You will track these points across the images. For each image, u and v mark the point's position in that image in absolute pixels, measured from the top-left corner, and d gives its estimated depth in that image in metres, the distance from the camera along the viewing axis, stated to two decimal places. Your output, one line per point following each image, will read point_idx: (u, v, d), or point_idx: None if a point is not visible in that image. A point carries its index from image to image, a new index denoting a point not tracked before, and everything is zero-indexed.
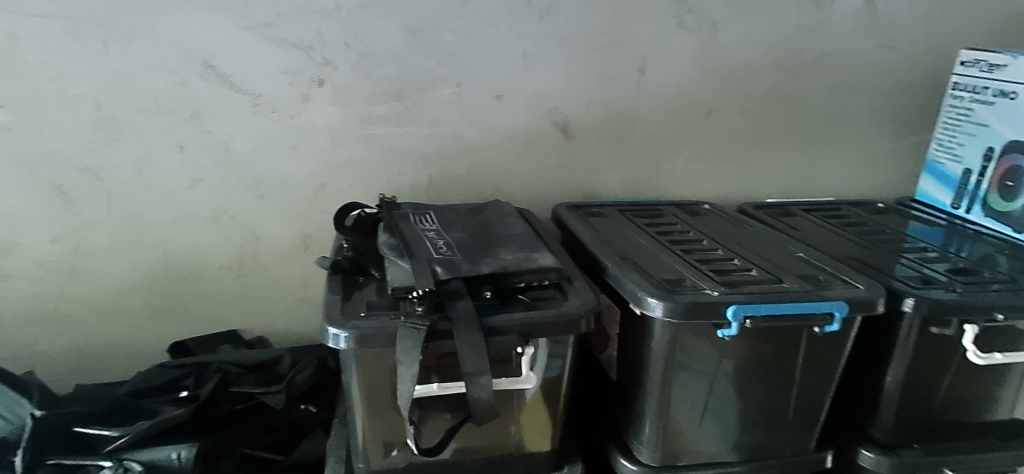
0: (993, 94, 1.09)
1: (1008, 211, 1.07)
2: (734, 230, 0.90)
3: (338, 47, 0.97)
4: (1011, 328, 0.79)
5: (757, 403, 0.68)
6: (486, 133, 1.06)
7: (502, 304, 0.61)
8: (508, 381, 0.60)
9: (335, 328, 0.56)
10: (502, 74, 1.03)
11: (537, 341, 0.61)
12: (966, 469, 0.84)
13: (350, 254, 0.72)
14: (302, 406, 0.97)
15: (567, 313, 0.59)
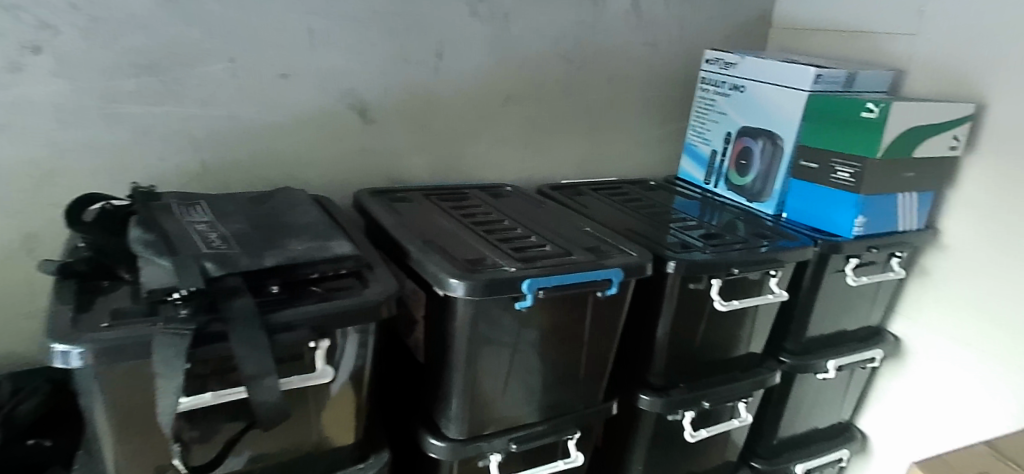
0: (729, 88, 1.32)
1: (743, 184, 1.31)
2: (531, 209, 0.96)
3: (61, 8, 0.80)
4: (746, 278, 0.97)
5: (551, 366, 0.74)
6: (270, 115, 0.98)
7: (293, 298, 0.57)
8: (301, 378, 0.57)
9: (63, 344, 0.47)
10: (284, 51, 0.95)
11: (334, 333, 0.58)
12: (717, 399, 1.02)
13: (87, 253, 0.61)
14: (30, 441, 0.79)
15: (366, 300, 0.57)
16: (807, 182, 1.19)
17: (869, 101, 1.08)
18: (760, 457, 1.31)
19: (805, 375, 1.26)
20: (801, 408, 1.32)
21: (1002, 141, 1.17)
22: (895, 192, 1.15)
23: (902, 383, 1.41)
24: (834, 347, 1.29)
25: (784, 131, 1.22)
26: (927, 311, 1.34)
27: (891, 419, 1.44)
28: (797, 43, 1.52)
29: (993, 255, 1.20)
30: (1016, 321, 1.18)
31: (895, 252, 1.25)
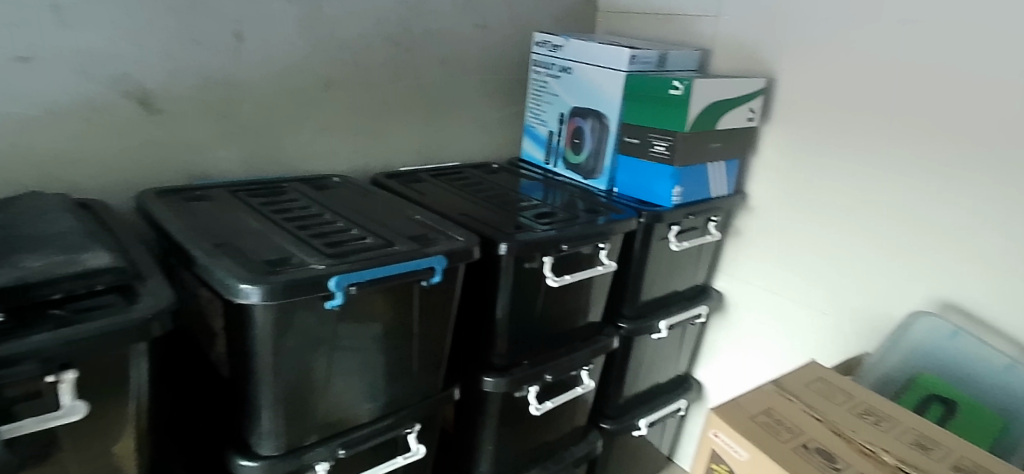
0: (559, 70, 1.37)
1: (578, 163, 1.37)
2: (359, 200, 0.92)
3: None
4: (580, 253, 1.04)
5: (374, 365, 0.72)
6: (14, 106, 0.81)
7: (25, 326, 0.50)
8: (36, 420, 0.50)
9: None
10: (25, 29, 0.79)
11: (78, 363, 0.52)
12: (559, 370, 1.07)
13: None
14: None
15: (125, 320, 0.52)
16: (631, 156, 1.27)
17: (673, 78, 1.17)
18: (609, 418, 1.41)
19: (642, 337, 1.36)
20: (642, 368, 1.43)
21: (789, 111, 1.34)
22: (704, 162, 1.26)
23: (726, 333, 1.58)
24: (665, 308, 1.40)
25: (609, 111, 1.29)
26: (741, 266, 1.51)
27: (719, 366, 1.61)
28: (622, 25, 1.62)
29: (786, 213, 1.39)
30: (807, 268, 1.37)
31: (712, 217, 1.38)
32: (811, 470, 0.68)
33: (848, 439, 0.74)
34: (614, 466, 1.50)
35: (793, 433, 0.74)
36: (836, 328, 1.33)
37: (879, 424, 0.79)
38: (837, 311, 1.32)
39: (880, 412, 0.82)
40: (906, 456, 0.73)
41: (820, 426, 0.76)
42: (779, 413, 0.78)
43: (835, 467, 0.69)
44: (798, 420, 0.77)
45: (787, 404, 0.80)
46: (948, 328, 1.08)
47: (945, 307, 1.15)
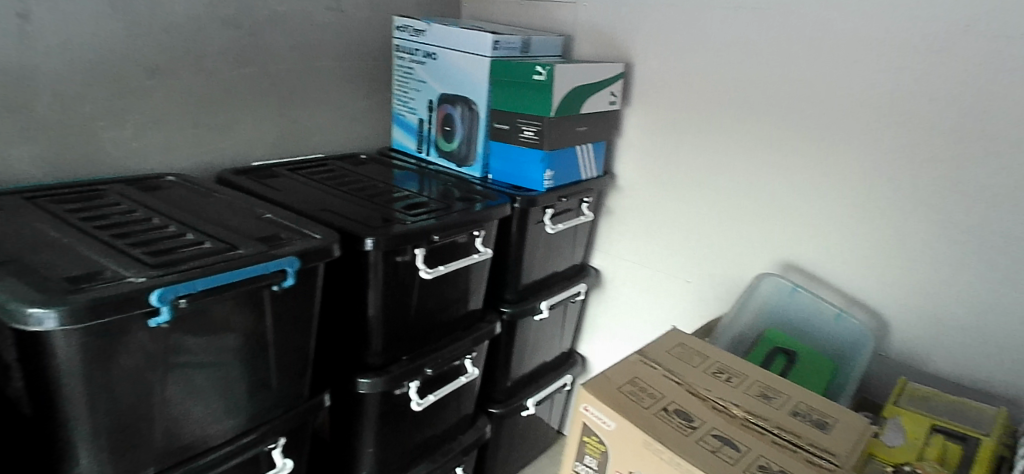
0: (422, 55, 1.34)
1: (452, 150, 1.35)
2: (202, 202, 0.84)
3: None
4: (454, 243, 1.02)
5: (225, 386, 0.71)
6: None
7: None
8: None
9: None
10: None
11: None
12: (440, 362, 1.05)
13: None
14: None
15: None
16: (502, 142, 1.27)
17: (536, 64, 1.18)
18: (497, 403, 1.42)
19: (525, 320, 1.37)
20: (526, 350, 1.45)
21: (647, 93, 1.41)
22: (573, 145, 1.29)
23: (604, 308, 1.65)
24: (546, 289, 1.43)
25: (477, 97, 1.28)
26: (614, 244, 1.58)
27: (601, 340, 1.68)
28: (487, 11, 1.62)
29: (651, 190, 1.47)
30: (672, 241, 1.46)
31: (584, 198, 1.43)
32: (672, 431, 0.72)
33: (703, 398, 0.81)
34: (505, 447, 1.51)
35: (656, 398, 0.79)
36: (700, 295, 1.44)
37: (729, 380, 0.86)
38: (700, 279, 1.43)
39: (730, 370, 0.89)
40: (751, 407, 0.80)
41: (680, 388, 0.82)
42: (643, 380, 0.82)
43: (691, 426, 0.74)
44: (660, 385, 0.82)
45: (651, 372, 0.85)
46: (788, 285, 1.21)
47: (788, 268, 1.29)
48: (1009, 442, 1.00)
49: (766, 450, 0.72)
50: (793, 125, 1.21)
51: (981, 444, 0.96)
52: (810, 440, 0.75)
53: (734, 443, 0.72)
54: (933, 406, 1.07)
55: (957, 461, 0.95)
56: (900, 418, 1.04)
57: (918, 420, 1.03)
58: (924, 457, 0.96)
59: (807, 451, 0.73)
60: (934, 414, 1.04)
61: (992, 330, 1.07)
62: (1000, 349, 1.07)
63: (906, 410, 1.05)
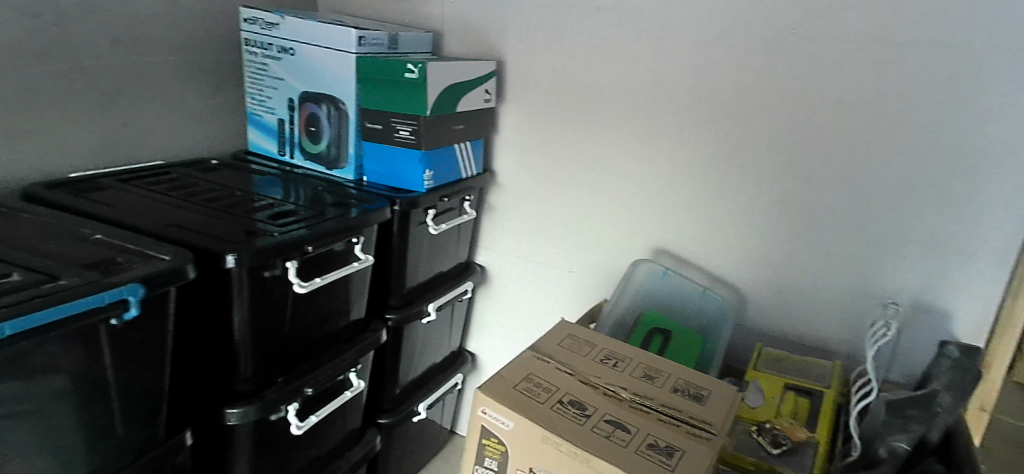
0: (277, 50, 1.25)
1: (319, 152, 1.27)
2: (8, 227, 0.71)
3: None
4: (331, 251, 0.96)
5: (55, 433, 0.60)
6: None
7: None
8: None
9: None
10: None
11: None
12: (322, 380, 0.99)
13: None
14: None
15: None
16: (377, 143, 1.21)
17: (407, 61, 1.14)
18: (386, 412, 1.36)
19: (412, 324, 1.33)
20: (414, 355, 1.40)
21: (520, 90, 1.43)
22: (451, 143, 1.27)
23: (491, 304, 1.65)
24: (432, 290, 1.39)
25: (344, 95, 1.21)
26: (497, 239, 1.58)
27: (490, 336, 1.68)
28: (347, 5, 1.54)
29: (530, 185, 1.49)
30: (553, 233, 1.50)
31: (466, 196, 1.41)
32: (568, 422, 0.73)
33: (594, 385, 0.83)
34: (397, 456, 1.46)
35: (551, 391, 0.79)
36: (583, 283, 1.49)
37: (616, 365, 0.90)
38: (581, 268, 1.48)
39: (617, 355, 0.93)
40: (637, 389, 0.84)
41: (572, 379, 0.83)
42: (537, 376, 0.83)
43: (586, 415, 0.76)
44: (554, 379, 0.83)
45: (544, 366, 0.85)
46: (659, 270, 1.30)
47: (660, 253, 1.38)
48: (844, 391, 1.15)
49: (654, 428, 0.76)
50: (656, 119, 1.30)
51: (823, 396, 1.10)
52: (691, 413, 0.81)
53: (626, 426, 0.75)
54: (784, 366, 1.20)
55: (805, 413, 1.08)
56: (759, 381, 1.16)
57: (774, 380, 1.15)
58: (780, 413, 1.08)
59: (690, 424, 0.78)
60: (785, 373, 1.17)
61: (827, 295, 1.23)
62: (835, 310, 1.23)
63: (763, 373, 1.17)
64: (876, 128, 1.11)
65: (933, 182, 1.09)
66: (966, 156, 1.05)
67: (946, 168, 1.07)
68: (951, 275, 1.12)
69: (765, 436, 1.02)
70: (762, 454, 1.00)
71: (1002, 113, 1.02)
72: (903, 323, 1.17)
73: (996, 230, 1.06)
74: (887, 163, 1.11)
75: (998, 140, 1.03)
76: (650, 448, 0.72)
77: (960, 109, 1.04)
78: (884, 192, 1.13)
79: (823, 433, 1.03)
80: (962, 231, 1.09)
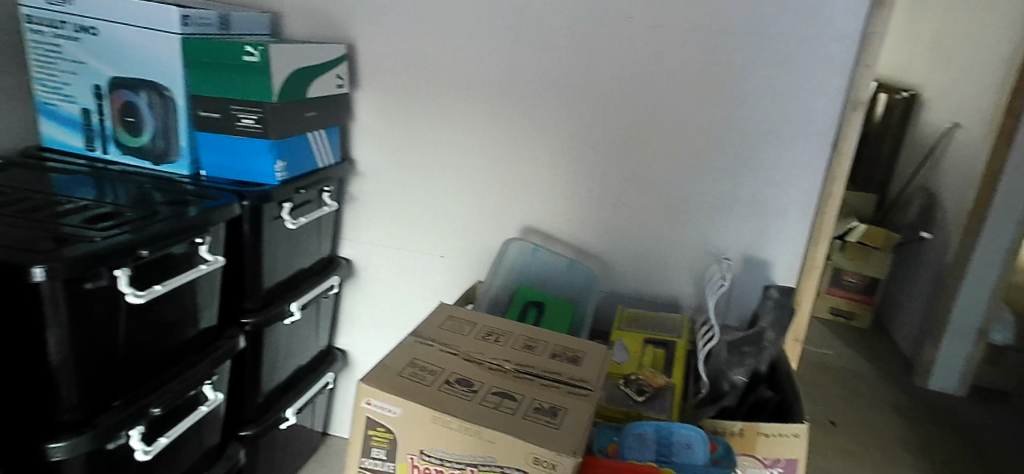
0: (74, 30, 1.07)
1: (141, 146, 1.12)
2: None
3: None
4: (170, 255, 0.85)
5: None
6: None
7: None
8: None
9: None
10: None
11: None
12: (170, 398, 0.88)
13: None
14: None
15: None
16: (214, 133, 1.10)
17: (245, 43, 1.04)
18: (250, 423, 1.25)
19: (274, 326, 1.24)
20: (278, 359, 1.30)
21: (374, 75, 1.38)
22: (303, 132, 1.19)
23: (360, 298, 1.59)
24: (295, 288, 1.30)
25: (167, 81, 1.08)
26: (362, 230, 1.53)
27: (360, 331, 1.63)
28: None
29: (392, 173, 1.45)
30: (418, 219, 1.48)
31: (324, 187, 1.33)
32: (456, 400, 0.74)
33: (478, 362, 0.84)
34: (265, 469, 1.36)
35: (436, 373, 0.79)
36: (453, 267, 1.49)
37: (497, 340, 0.92)
38: (450, 253, 1.48)
39: (496, 330, 0.95)
40: (519, 360, 0.87)
41: (456, 359, 0.83)
42: (421, 360, 0.81)
43: (473, 390, 0.76)
44: (438, 361, 0.82)
45: (427, 350, 0.84)
46: (529, 246, 1.35)
47: (527, 231, 1.43)
48: (692, 339, 1.30)
49: (537, 394, 0.79)
50: (512, 102, 1.33)
51: (675, 346, 1.24)
52: (570, 374, 0.86)
53: (512, 396, 0.77)
54: (642, 323, 1.32)
55: (662, 362, 1.20)
56: (623, 339, 1.26)
57: (634, 337, 1.26)
58: (642, 365, 1.19)
59: (570, 384, 0.83)
60: (645, 330, 1.29)
61: (673, 256, 1.37)
62: (680, 269, 1.38)
63: (626, 332, 1.28)
64: (704, 106, 1.25)
65: (750, 152, 1.26)
66: (774, 127, 1.23)
67: (758, 139, 1.24)
68: (768, 230, 1.30)
69: (631, 387, 1.12)
70: (630, 402, 1.09)
71: (798, 91, 1.20)
72: (735, 274, 1.35)
73: (799, 189, 1.26)
74: (713, 137, 1.26)
75: (797, 113, 1.21)
76: (536, 412, 0.75)
77: (767, 88, 1.21)
78: (712, 162, 1.28)
79: (678, 377, 1.16)
80: (774, 193, 1.27)
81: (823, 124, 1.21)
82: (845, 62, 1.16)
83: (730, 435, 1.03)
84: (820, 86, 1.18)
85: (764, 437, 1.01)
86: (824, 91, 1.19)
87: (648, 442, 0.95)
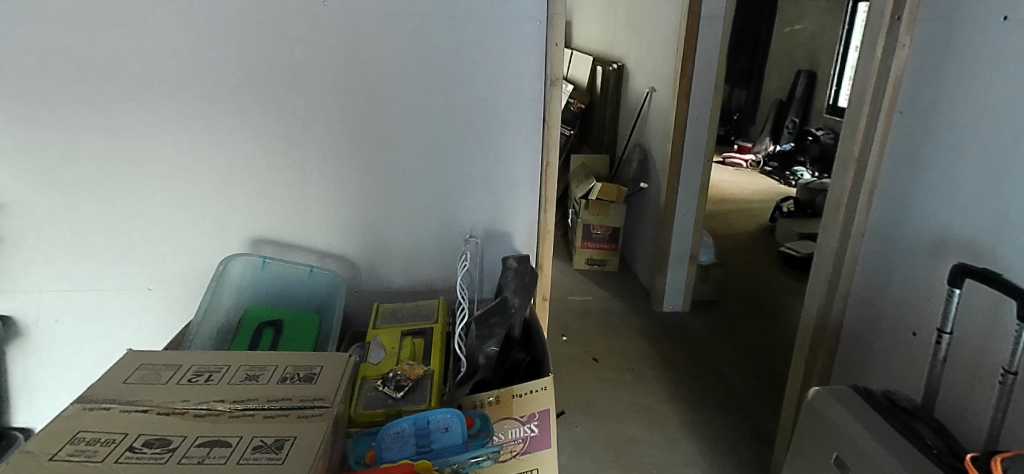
0: None
1: None
2: None
3: None
4: None
5: None
6: None
7: None
8: None
9: None
10: None
11: None
12: None
13: None
14: None
15: None
16: None
17: None
18: None
19: None
20: None
21: (3, 79, 1.11)
22: None
23: (40, 360, 1.33)
24: None
25: None
26: (26, 278, 1.26)
27: (43, 398, 1.36)
28: None
29: (49, 199, 1.20)
30: (104, 250, 1.25)
31: None
32: (142, 467, 0.60)
33: (179, 412, 0.70)
34: None
35: (116, 442, 0.63)
36: (166, 298, 1.31)
37: (209, 379, 0.79)
38: (161, 283, 1.30)
39: (208, 369, 0.81)
40: (238, 395, 0.75)
41: (148, 416, 0.69)
42: (93, 431, 0.65)
43: (169, 449, 0.63)
44: (118, 425, 0.66)
45: (103, 416, 0.68)
46: (257, 260, 1.22)
47: (258, 242, 1.30)
48: (449, 320, 1.31)
49: (259, 429, 0.69)
50: (205, 100, 1.17)
51: (433, 332, 1.22)
52: (300, 396, 0.77)
53: (224, 440, 0.66)
54: (399, 316, 1.28)
55: (420, 351, 1.17)
56: (379, 337, 1.22)
57: (391, 333, 1.22)
58: (400, 360, 1.15)
59: (300, 408, 0.74)
60: (401, 323, 1.26)
61: (418, 243, 1.37)
62: (426, 255, 1.38)
63: (382, 329, 1.23)
64: (419, 90, 1.23)
65: (470, 132, 1.28)
66: (489, 108, 1.27)
67: (473, 119, 1.27)
68: (503, 203, 1.36)
69: (389, 385, 1.07)
70: (389, 401, 1.04)
71: (502, 71, 1.24)
72: (481, 250, 1.39)
73: (521, 162, 1.32)
74: (435, 120, 1.26)
75: (506, 91, 1.26)
76: (254, 451, 0.64)
77: (473, 70, 1.23)
78: (437, 145, 1.28)
79: (437, 363, 1.13)
80: (500, 168, 1.32)
81: (532, 100, 1.27)
82: (539, 42, 1.22)
83: (487, 405, 1.06)
84: (523, 65, 1.24)
85: (519, 397, 1.06)
86: (526, 69, 1.24)
87: (407, 439, 0.91)
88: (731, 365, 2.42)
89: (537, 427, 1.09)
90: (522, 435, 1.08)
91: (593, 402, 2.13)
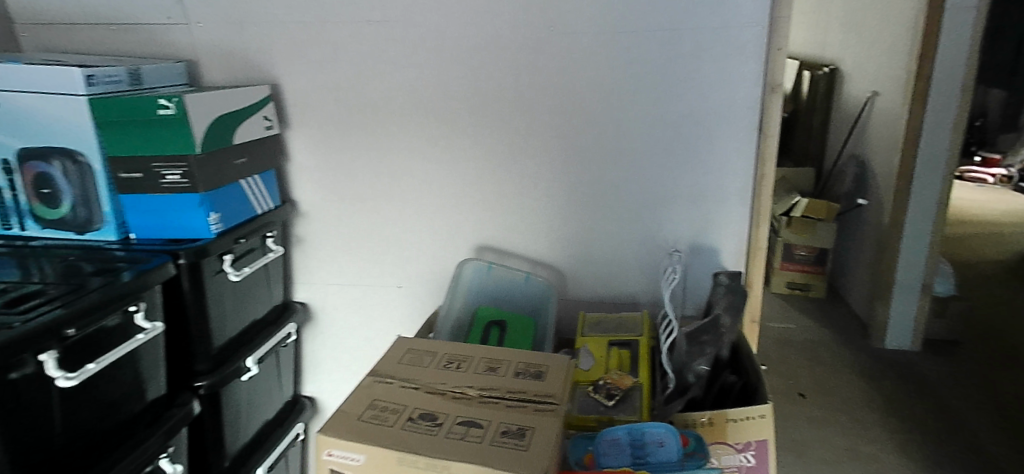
0: None
1: (61, 216, 1.16)
2: None
3: None
4: (86, 335, 0.83)
5: None
6: None
7: None
8: None
9: None
10: None
11: None
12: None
13: None
14: None
15: None
16: (141, 194, 1.13)
17: (159, 97, 1.06)
18: None
19: (231, 383, 1.25)
20: (241, 418, 1.32)
21: (306, 113, 1.40)
22: (235, 180, 1.22)
23: (321, 340, 1.62)
24: (248, 344, 1.32)
25: (80, 146, 1.11)
26: (314, 273, 1.55)
27: (322, 373, 1.66)
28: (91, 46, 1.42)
29: (333, 209, 1.48)
30: (369, 253, 1.50)
31: (267, 232, 1.37)
32: (420, 436, 0.71)
33: (441, 392, 0.82)
34: None
35: (399, 412, 0.76)
36: (412, 295, 1.52)
37: (460, 366, 0.90)
38: (408, 282, 1.51)
39: (459, 358, 0.93)
40: (484, 384, 0.85)
41: (419, 393, 0.81)
42: (382, 400, 0.79)
43: (437, 423, 0.74)
44: (400, 398, 0.80)
45: (388, 388, 0.82)
46: (484, 265, 1.37)
47: (482, 249, 1.44)
48: (653, 335, 1.31)
49: (504, 416, 0.77)
50: (447, 124, 1.35)
51: (639, 345, 1.24)
52: (533, 391, 0.84)
53: (478, 422, 0.75)
54: (604, 326, 1.32)
55: (628, 363, 1.20)
56: (587, 345, 1.27)
57: (598, 341, 1.27)
58: (608, 368, 1.19)
59: (535, 402, 0.82)
60: (608, 332, 1.29)
61: (622, 255, 1.40)
62: (633, 267, 1.40)
63: (589, 337, 1.29)
64: (632, 105, 1.27)
65: (682, 146, 1.28)
66: (701, 118, 1.25)
67: (687, 132, 1.27)
68: (711, 217, 1.33)
69: (600, 392, 1.11)
70: (601, 408, 1.09)
71: (719, 82, 1.22)
72: (686, 264, 1.37)
73: (733, 175, 1.28)
74: (646, 134, 1.28)
75: (719, 100, 1.23)
76: (503, 435, 0.73)
77: (688, 81, 1.23)
78: (647, 159, 1.30)
79: (645, 375, 1.15)
80: (710, 181, 1.30)
81: (748, 109, 1.23)
82: (759, 48, 1.18)
83: (699, 426, 1.05)
84: (739, 73, 1.21)
85: (733, 422, 1.02)
86: (743, 79, 1.21)
87: (623, 447, 0.94)
88: (982, 419, 2.03)
89: (753, 457, 1.03)
90: (737, 463, 1.03)
91: (803, 442, 1.94)
